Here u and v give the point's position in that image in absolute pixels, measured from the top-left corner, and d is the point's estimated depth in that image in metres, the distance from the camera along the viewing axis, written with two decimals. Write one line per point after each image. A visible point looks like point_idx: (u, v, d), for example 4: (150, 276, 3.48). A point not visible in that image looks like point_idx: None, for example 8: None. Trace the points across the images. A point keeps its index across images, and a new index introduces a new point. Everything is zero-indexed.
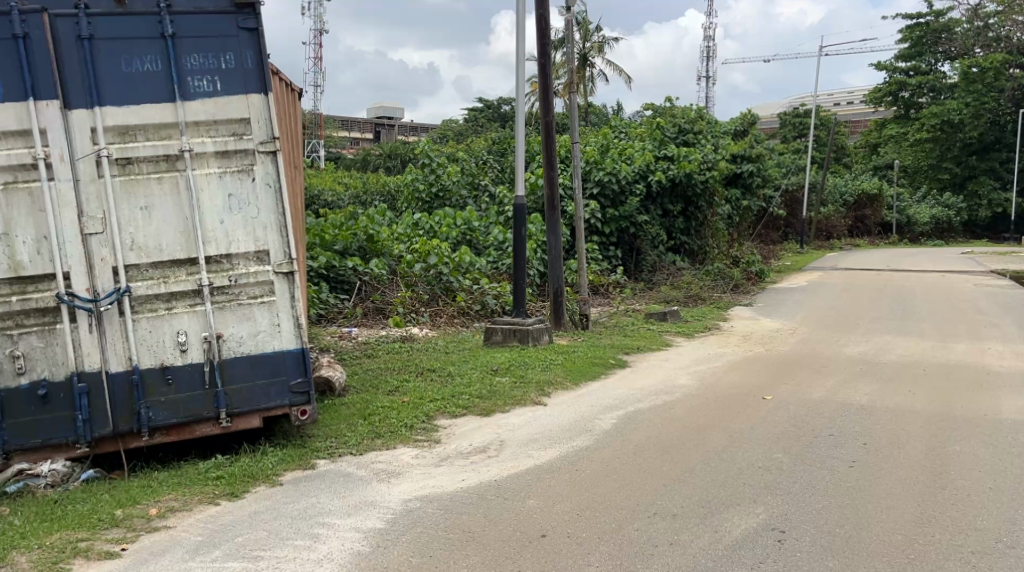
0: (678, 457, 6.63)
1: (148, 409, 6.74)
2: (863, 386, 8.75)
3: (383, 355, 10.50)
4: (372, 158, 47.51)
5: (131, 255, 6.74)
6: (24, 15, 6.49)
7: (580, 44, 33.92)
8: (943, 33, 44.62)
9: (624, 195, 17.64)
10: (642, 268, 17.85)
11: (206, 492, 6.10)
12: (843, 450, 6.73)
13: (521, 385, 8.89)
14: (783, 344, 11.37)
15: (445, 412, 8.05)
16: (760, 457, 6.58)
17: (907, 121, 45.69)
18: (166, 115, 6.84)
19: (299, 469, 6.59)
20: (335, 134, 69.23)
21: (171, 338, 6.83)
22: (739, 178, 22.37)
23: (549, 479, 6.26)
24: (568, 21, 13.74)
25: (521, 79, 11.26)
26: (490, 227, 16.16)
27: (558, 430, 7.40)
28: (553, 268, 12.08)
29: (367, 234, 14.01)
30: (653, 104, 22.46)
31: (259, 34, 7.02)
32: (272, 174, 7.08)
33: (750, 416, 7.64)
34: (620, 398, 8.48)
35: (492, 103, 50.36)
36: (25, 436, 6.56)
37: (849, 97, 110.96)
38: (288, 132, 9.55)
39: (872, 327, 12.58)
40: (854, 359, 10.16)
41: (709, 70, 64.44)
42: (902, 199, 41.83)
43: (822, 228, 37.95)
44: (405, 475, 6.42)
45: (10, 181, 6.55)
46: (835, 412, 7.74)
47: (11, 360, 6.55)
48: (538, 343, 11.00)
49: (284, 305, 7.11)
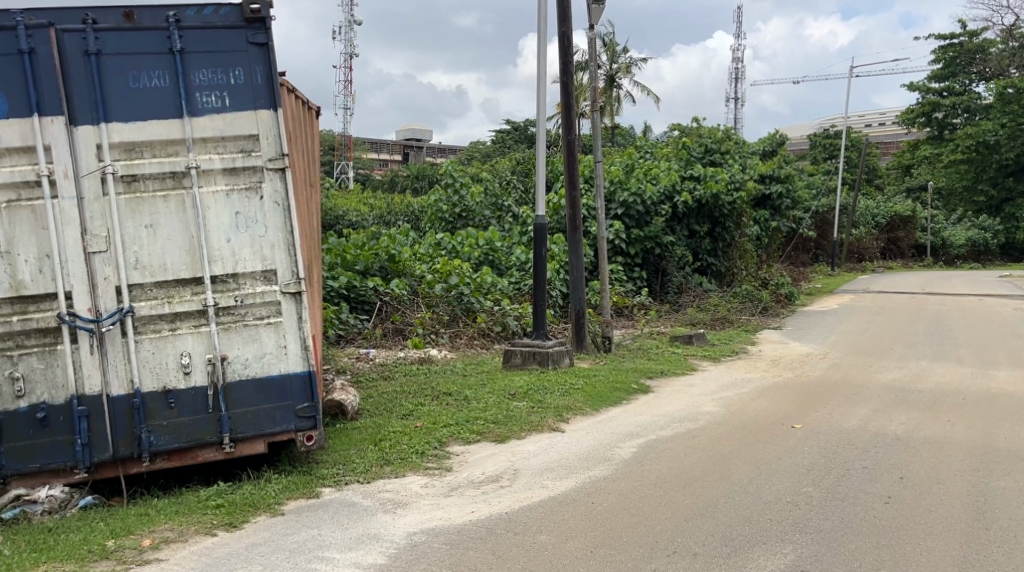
0: (700, 489, 6.30)
1: (149, 434, 6.53)
2: (898, 415, 8.35)
3: (400, 377, 10.24)
4: (400, 180, 47.52)
5: (134, 274, 6.55)
6: (30, 30, 6.35)
7: (608, 66, 33.76)
8: (977, 54, 43.73)
9: (649, 215, 17.34)
10: (668, 289, 17.47)
11: (203, 522, 5.85)
12: (879, 484, 6.36)
13: (539, 410, 8.59)
14: (813, 369, 10.98)
15: (457, 438, 7.75)
16: (788, 491, 6.23)
17: (941, 141, 44.92)
18: (173, 131, 6.65)
19: (303, 498, 6.32)
20: (365, 155, 69.62)
21: (175, 360, 6.61)
22: (767, 200, 22.22)
23: (563, 512, 5.95)
24: (591, 40, 13.42)
25: (542, 99, 11.02)
26: (512, 248, 15.89)
27: (575, 459, 7.08)
28: (575, 289, 11.78)
29: (389, 254, 13.79)
30: (680, 125, 22.15)
31: (269, 48, 6.82)
32: (281, 191, 6.85)
33: (778, 447, 7.29)
34: (641, 425, 8.16)
35: (519, 125, 49.98)
36: (23, 461, 6.37)
37: (880, 118, 110.29)
38: (304, 151, 9.36)
39: (908, 353, 12.13)
40: (888, 386, 9.75)
41: (738, 91, 64.17)
42: (936, 221, 41.13)
43: (854, 251, 37.35)
44: (413, 506, 6.13)
45: (13, 199, 6.39)
46: (869, 443, 7.36)
47: (10, 382, 6.36)
48: (558, 365, 10.69)
49: (292, 326, 6.85)
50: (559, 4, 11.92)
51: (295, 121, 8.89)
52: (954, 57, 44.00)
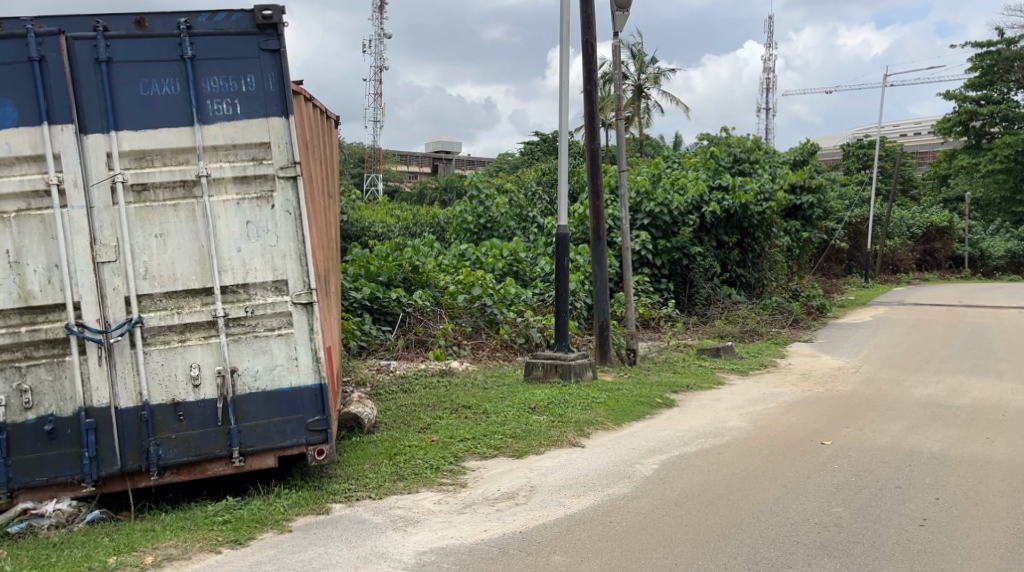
0: (725, 508, 6.04)
1: (157, 446, 6.40)
2: (934, 432, 8.03)
3: (420, 390, 10.05)
4: (428, 192, 47.52)
5: (143, 284, 6.42)
6: (40, 37, 6.24)
7: (635, 77, 33.59)
8: (1016, 61, 41.21)
9: (676, 226, 17.11)
10: (696, 301, 17.13)
11: (209, 538, 5.74)
12: (913, 505, 6.07)
13: (559, 424, 8.37)
14: (844, 383, 10.66)
15: (474, 452, 7.56)
16: (817, 511, 5.95)
17: (978, 150, 42.52)
18: (183, 139, 6.51)
19: (312, 514, 6.18)
20: (395, 168, 69.96)
21: (184, 372, 6.48)
22: (799, 210, 21.96)
23: (579, 531, 5.73)
24: (616, 47, 13.11)
25: (564, 109, 10.83)
26: (537, 258, 15.69)
27: (595, 476, 6.85)
28: (599, 301, 11.55)
29: (413, 265, 13.53)
30: (708, 134, 21.86)
31: (281, 55, 6.65)
32: (292, 201, 6.70)
33: (807, 464, 7.01)
34: (664, 441, 7.92)
35: (548, 136, 49.64)
36: (31, 474, 6.26)
37: (915, 128, 109.00)
38: (322, 161, 9.23)
39: (944, 367, 11.74)
40: (922, 401, 9.42)
41: (769, 103, 63.72)
42: (974, 231, 40.49)
43: (888, 261, 36.68)
44: (424, 523, 5.96)
45: (23, 208, 6.29)
46: (903, 461, 7.07)
47: (18, 394, 6.26)
48: (581, 378, 10.47)
49: (303, 337, 6.70)
50: (582, 12, 11.74)
51: (314, 131, 8.78)
52: (992, 65, 41.92)
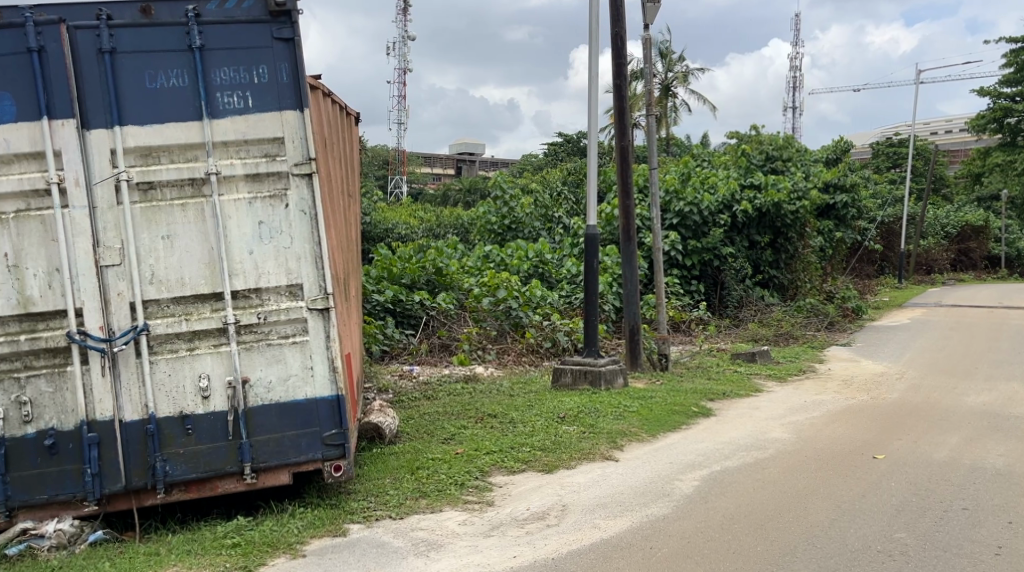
0: (777, 532, 5.56)
1: (164, 462, 6.00)
2: (994, 445, 7.48)
3: (443, 397, 9.61)
4: (452, 194, 47.33)
5: (150, 289, 6.03)
6: (39, 26, 5.85)
7: (663, 75, 33.02)
8: None
9: (706, 226, 16.61)
10: (728, 303, 16.59)
11: (216, 565, 5.39)
12: (985, 530, 5.55)
13: (590, 436, 7.90)
14: (890, 391, 10.10)
15: (501, 466, 7.11)
16: (879, 538, 5.45)
17: (1014, 148, 40.98)
18: (191, 134, 6.10)
19: (328, 537, 5.78)
20: (419, 169, 69.85)
21: (193, 383, 6.07)
22: (832, 209, 21.36)
23: (617, 559, 5.28)
24: (645, 39, 12.51)
25: (594, 106, 10.35)
26: (563, 259, 15.19)
27: (631, 494, 6.37)
28: (629, 304, 11.04)
29: (436, 267, 13.15)
30: (738, 132, 21.25)
31: (295, 45, 6.23)
32: (307, 199, 6.28)
33: (861, 481, 6.51)
34: (704, 454, 7.44)
35: (572, 137, 49.08)
36: (29, 491, 5.87)
37: (946, 125, 107.65)
38: (341, 159, 8.77)
39: (995, 373, 11.13)
40: (976, 411, 8.86)
41: (796, 100, 62.84)
42: (1010, 231, 39.53)
43: (921, 262, 36.02)
44: (448, 549, 5.54)
45: (22, 208, 5.91)
46: (965, 478, 6.55)
47: (17, 407, 5.88)
48: (611, 386, 9.97)
49: (319, 345, 6.28)
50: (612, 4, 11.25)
51: (333, 128, 8.34)
52: None
